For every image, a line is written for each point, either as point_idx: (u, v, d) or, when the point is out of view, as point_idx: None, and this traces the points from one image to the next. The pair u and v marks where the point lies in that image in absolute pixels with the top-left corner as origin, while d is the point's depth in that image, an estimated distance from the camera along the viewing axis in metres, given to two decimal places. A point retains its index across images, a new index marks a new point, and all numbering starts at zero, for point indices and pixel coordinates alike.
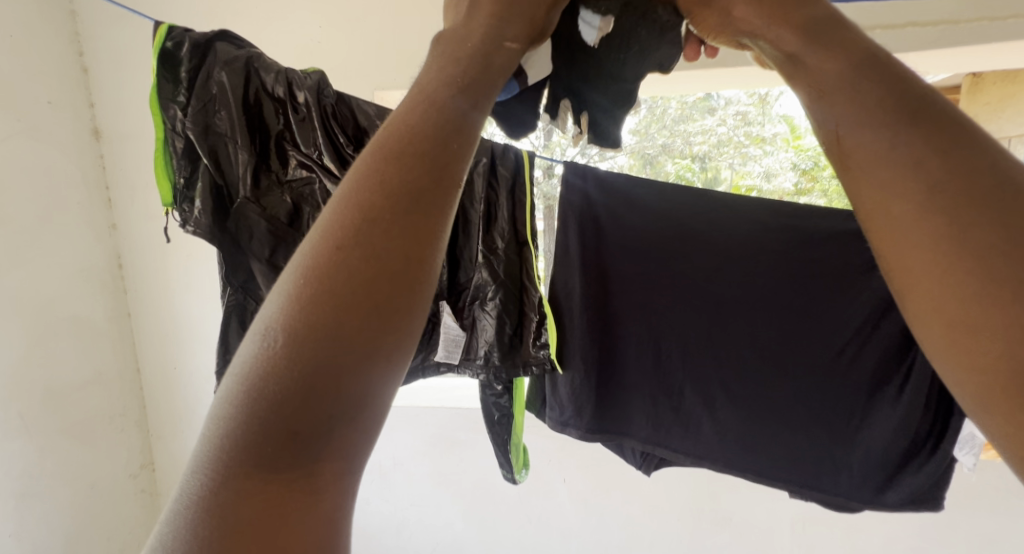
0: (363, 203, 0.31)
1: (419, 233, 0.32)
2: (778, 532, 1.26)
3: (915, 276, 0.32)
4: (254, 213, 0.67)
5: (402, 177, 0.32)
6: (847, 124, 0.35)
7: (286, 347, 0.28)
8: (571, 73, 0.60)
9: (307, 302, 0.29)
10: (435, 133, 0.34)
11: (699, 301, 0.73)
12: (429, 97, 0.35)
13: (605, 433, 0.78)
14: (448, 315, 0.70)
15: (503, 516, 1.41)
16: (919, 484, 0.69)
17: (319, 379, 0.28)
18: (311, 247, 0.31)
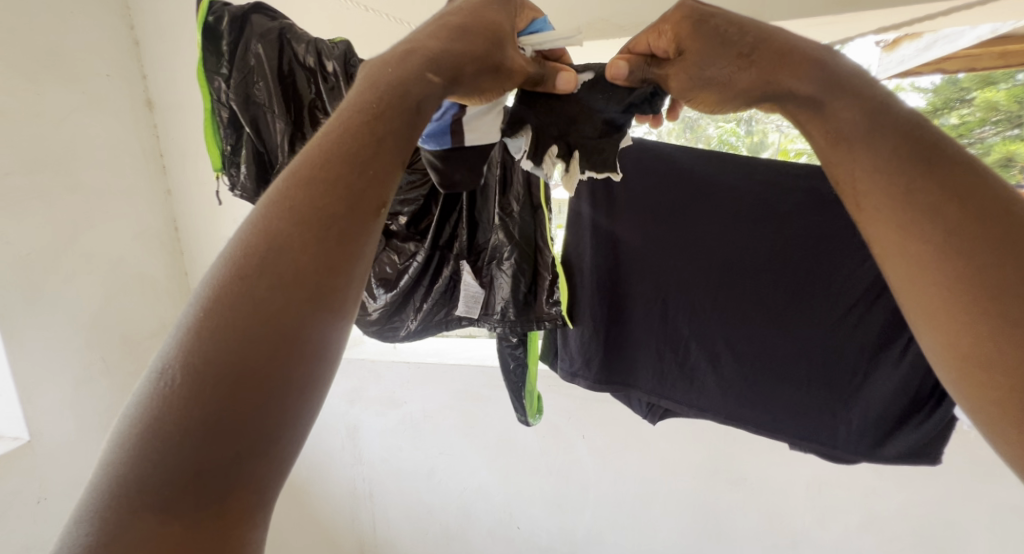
0: (253, 265, 0.39)
1: (306, 288, 0.39)
2: (791, 492, 1.30)
3: (922, 286, 0.44)
4: None
5: (291, 242, 0.40)
6: (863, 176, 0.47)
7: (180, 391, 0.36)
8: (552, 121, 0.65)
9: (205, 361, 0.37)
10: (326, 195, 0.41)
11: (707, 262, 0.77)
12: (316, 162, 0.42)
13: (613, 384, 0.84)
14: (467, 273, 0.76)
15: (525, 467, 1.50)
16: (918, 440, 0.71)
17: (217, 426, 0.36)
18: (211, 302, 0.38)
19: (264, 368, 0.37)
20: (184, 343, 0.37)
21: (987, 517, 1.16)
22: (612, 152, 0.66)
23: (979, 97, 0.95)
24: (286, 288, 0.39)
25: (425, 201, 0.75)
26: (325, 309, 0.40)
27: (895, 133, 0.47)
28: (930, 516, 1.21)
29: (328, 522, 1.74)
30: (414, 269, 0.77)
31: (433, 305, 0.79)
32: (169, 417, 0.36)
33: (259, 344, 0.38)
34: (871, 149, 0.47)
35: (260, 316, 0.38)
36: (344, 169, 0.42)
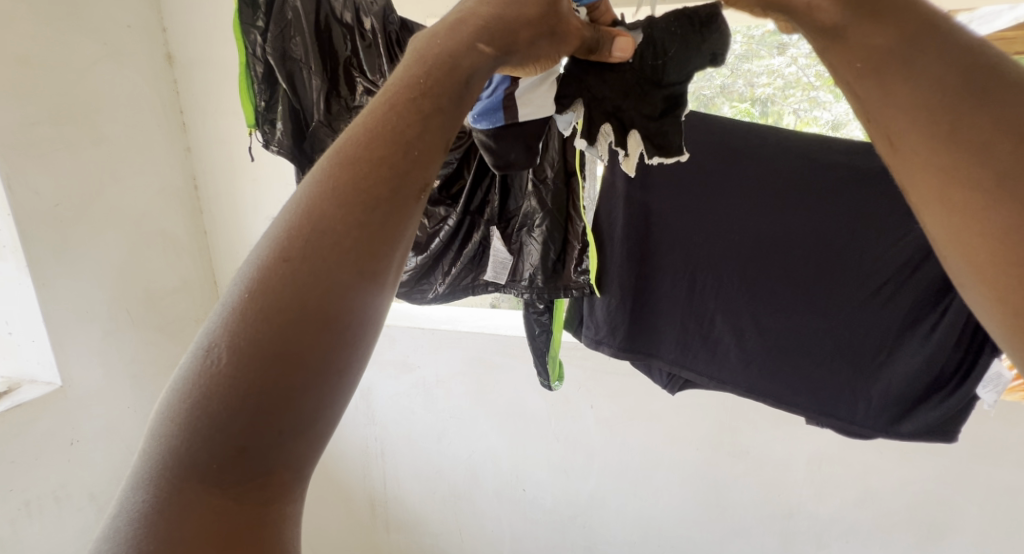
0: (302, 236, 0.37)
1: (357, 262, 0.37)
2: (794, 468, 1.33)
3: (973, 248, 0.36)
4: (327, 137, 0.73)
5: (343, 211, 0.37)
6: (897, 113, 0.40)
7: (224, 372, 0.34)
8: (607, 97, 0.64)
9: (247, 345, 0.34)
10: (378, 164, 0.39)
11: (739, 239, 0.77)
12: (371, 129, 0.40)
13: (636, 353, 0.85)
14: (497, 239, 0.78)
15: (535, 433, 1.54)
16: (939, 417, 0.72)
17: (262, 412, 0.34)
18: (256, 275, 0.36)
19: (310, 353, 0.35)
20: (226, 324, 0.35)
21: (982, 497, 1.20)
22: (676, 133, 0.65)
23: None
24: (333, 267, 0.36)
25: (459, 164, 0.75)
26: (371, 291, 0.37)
27: (942, 58, 0.39)
28: (929, 493, 1.24)
29: (341, 479, 1.80)
30: (444, 234, 0.78)
31: (460, 269, 0.80)
32: (211, 403, 0.34)
33: (305, 327, 0.35)
34: (908, 75, 0.40)
35: (306, 297, 0.35)
36: (395, 145, 0.40)
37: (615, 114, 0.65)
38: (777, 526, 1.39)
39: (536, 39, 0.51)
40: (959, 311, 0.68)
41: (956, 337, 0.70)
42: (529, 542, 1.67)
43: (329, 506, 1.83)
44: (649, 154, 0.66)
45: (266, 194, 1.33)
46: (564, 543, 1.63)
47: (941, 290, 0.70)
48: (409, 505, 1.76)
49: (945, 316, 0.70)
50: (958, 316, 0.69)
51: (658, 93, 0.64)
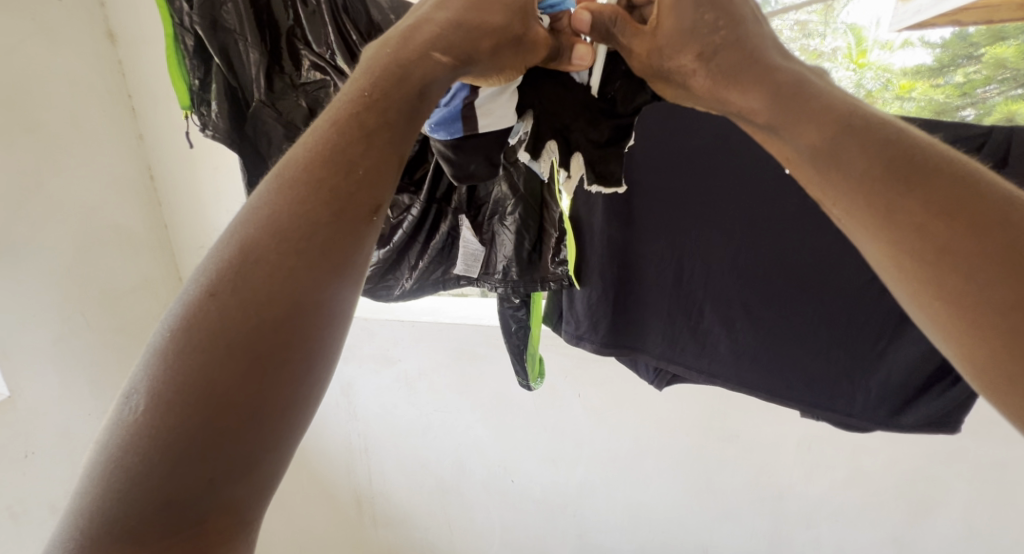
0: (238, 267, 0.37)
1: (293, 290, 0.37)
2: (785, 451, 1.30)
3: (933, 306, 0.39)
4: (270, 118, 0.66)
5: (279, 240, 0.38)
6: (841, 200, 0.44)
7: (157, 411, 0.34)
8: (557, 114, 0.62)
9: (199, 363, 0.35)
10: (316, 190, 0.39)
11: (728, 223, 0.71)
12: (310, 155, 0.41)
13: (620, 348, 0.79)
14: (466, 229, 0.71)
15: (522, 424, 1.49)
16: (942, 408, 0.68)
17: (211, 432, 0.34)
18: (191, 310, 0.36)
19: (265, 369, 0.35)
20: (175, 345, 0.35)
21: (972, 473, 1.18)
22: (618, 162, 0.63)
23: (986, 53, 0.88)
24: (285, 283, 0.37)
25: (421, 146, 0.68)
26: (324, 306, 0.38)
27: (865, 149, 0.44)
28: (920, 472, 1.22)
29: (324, 477, 1.74)
30: (408, 224, 0.70)
31: (428, 263, 0.74)
32: (158, 425, 0.34)
33: (256, 344, 0.36)
34: (840, 161, 0.44)
35: (257, 313, 0.36)
36: (343, 162, 0.40)
37: (562, 133, 0.62)
38: (768, 510, 1.37)
39: (499, 47, 0.50)
40: None
41: None
42: (520, 534, 1.63)
43: (314, 505, 1.78)
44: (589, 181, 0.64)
45: (228, 182, 1.25)
46: (555, 534, 1.60)
47: None
48: (395, 500, 1.71)
49: None
50: None
51: (607, 122, 0.63)
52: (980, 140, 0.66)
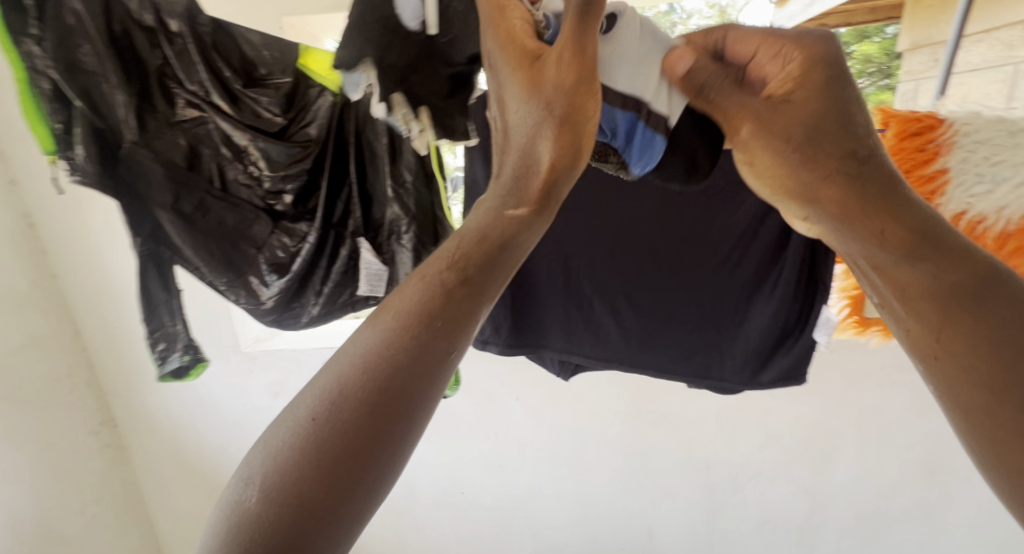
0: (354, 377, 0.35)
1: (400, 404, 0.35)
2: (706, 423, 1.42)
3: (938, 340, 0.36)
4: (146, 158, 0.67)
5: (398, 352, 0.36)
6: (856, 246, 0.44)
7: (256, 509, 0.31)
8: (394, 61, 0.59)
9: (333, 434, 0.33)
10: (431, 304, 0.38)
11: (605, 222, 0.79)
12: (424, 273, 0.40)
13: (525, 346, 0.85)
14: (368, 251, 0.77)
15: (464, 435, 1.53)
16: (788, 363, 0.80)
17: (293, 539, 0.30)
18: (302, 413, 0.34)
19: (366, 459, 0.33)
20: (320, 410, 0.34)
21: (860, 420, 1.35)
22: (460, 117, 0.64)
23: (857, 50, 1.15)
24: (415, 378, 0.36)
25: (311, 176, 0.75)
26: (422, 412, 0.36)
27: (863, 188, 0.44)
28: (818, 425, 1.37)
29: None
30: (306, 252, 0.77)
31: (334, 287, 0.80)
32: (274, 491, 0.31)
33: (380, 431, 0.34)
34: (848, 203, 0.45)
35: (385, 400, 0.35)
36: (475, 266, 0.41)
37: (406, 85, 0.60)
38: (698, 480, 1.48)
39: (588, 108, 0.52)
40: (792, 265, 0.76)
41: (793, 289, 0.78)
42: (475, 543, 1.66)
43: None
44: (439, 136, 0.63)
45: None
46: (508, 537, 1.63)
47: (777, 249, 0.78)
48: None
49: (783, 272, 0.78)
50: (793, 270, 0.77)
51: (444, 71, 0.62)
52: None
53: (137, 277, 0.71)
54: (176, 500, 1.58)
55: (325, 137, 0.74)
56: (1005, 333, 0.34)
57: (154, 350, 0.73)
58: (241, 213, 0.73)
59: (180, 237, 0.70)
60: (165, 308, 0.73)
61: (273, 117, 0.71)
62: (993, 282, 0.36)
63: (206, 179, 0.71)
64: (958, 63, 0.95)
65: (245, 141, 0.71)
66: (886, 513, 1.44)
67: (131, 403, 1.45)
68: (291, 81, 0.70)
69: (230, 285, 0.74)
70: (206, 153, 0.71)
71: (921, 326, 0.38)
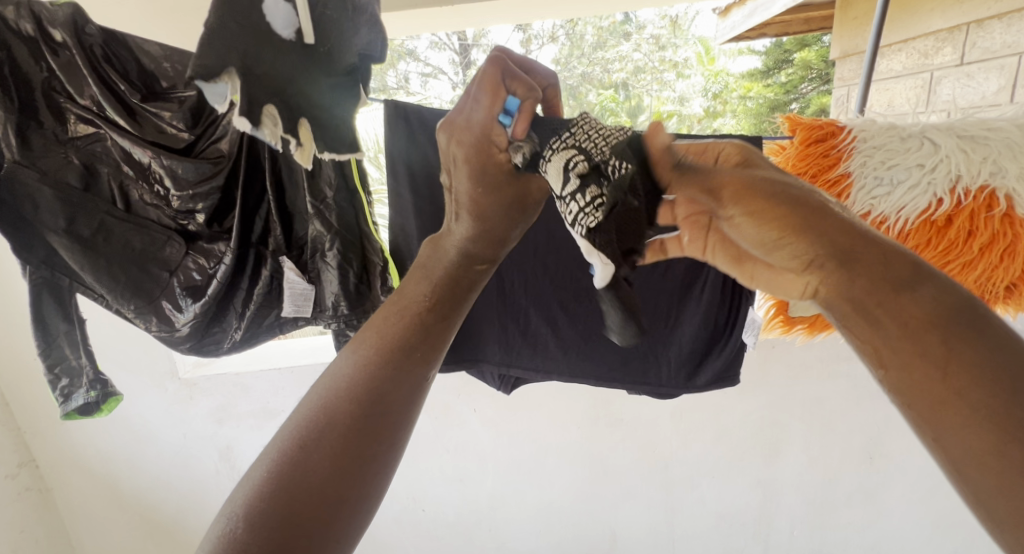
0: (337, 408, 0.44)
1: (376, 431, 0.44)
2: (660, 424, 1.44)
3: (912, 377, 0.38)
4: (32, 179, 0.65)
5: (372, 380, 0.46)
6: (814, 281, 0.45)
7: (250, 520, 0.38)
8: (267, 76, 0.61)
9: (329, 440, 0.43)
10: (405, 346, 0.49)
11: (536, 233, 0.80)
12: (403, 311, 0.51)
13: (459, 362, 0.82)
14: (290, 270, 0.75)
15: (422, 451, 1.49)
16: (721, 365, 0.82)
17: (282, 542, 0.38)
18: (289, 439, 0.43)
19: (358, 465, 0.43)
20: (313, 424, 0.43)
21: (805, 411, 1.40)
22: (344, 129, 0.69)
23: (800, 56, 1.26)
24: (392, 403, 0.46)
25: (224, 194, 0.73)
26: (403, 421, 0.46)
27: (819, 228, 0.45)
28: (766, 419, 1.41)
29: None
30: (222, 274, 0.74)
31: (257, 308, 0.77)
32: (263, 505, 0.39)
33: (367, 442, 0.44)
34: (807, 242, 0.45)
35: (368, 418, 0.45)
36: (440, 306, 0.52)
37: (279, 97, 0.63)
38: (657, 480, 1.49)
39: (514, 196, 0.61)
40: (717, 269, 0.78)
41: (718, 293, 0.80)
42: None
43: None
44: (321, 151, 0.67)
45: None
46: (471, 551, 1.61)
47: (704, 253, 0.80)
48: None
49: (709, 277, 0.80)
50: (717, 274, 0.79)
51: (322, 83, 0.67)
52: None
53: (30, 302, 0.70)
54: (114, 540, 1.48)
55: (237, 151, 0.71)
56: (987, 374, 0.36)
57: (56, 387, 0.73)
58: (148, 234, 0.71)
59: (77, 262, 0.68)
60: (66, 339, 0.73)
61: (178, 131, 0.69)
62: (965, 318, 0.38)
63: (105, 200, 0.69)
64: (884, 69, 1.04)
65: (147, 158, 0.68)
66: (833, 499, 1.49)
67: (55, 441, 1.35)
68: (197, 94, 0.68)
69: (138, 312, 0.73)
70: (104, 171, 0.69)
71: (914, 380, 0.38)
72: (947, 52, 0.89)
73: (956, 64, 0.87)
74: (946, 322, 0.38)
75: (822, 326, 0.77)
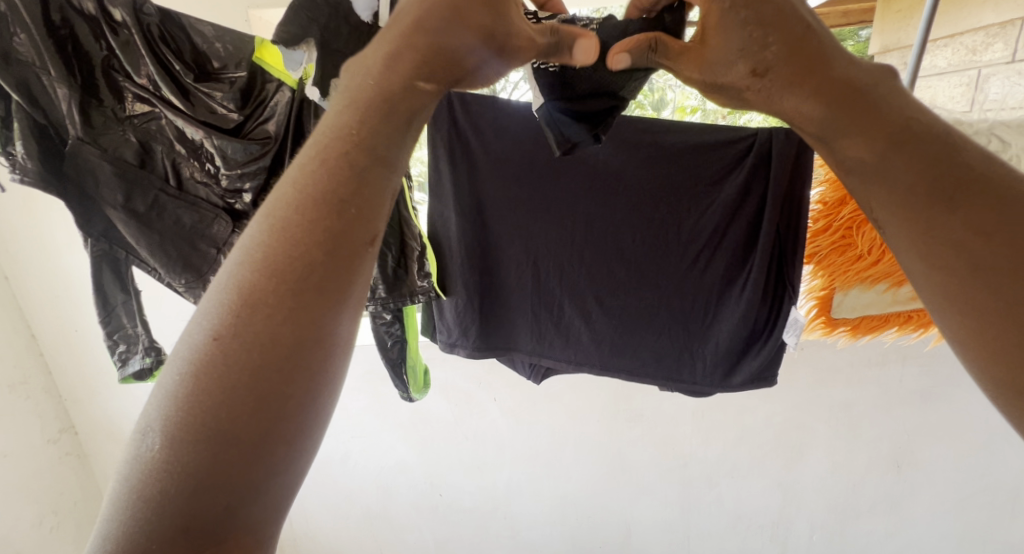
0: (247, 292, 0.37)
1: (302, 314, 0.38)
2: (681, 421, 1.43)
3: (965, 313, 0.41)
4: (93, 154, 0.67)
5: (285, 256, 0.38)
6: (884, 204, 0.44)
7: (172, 436, 0.35)
8: (339, 51, 0.64)
9: (186, 449, 0.35)
10: (321, 212, 0.39)
11: (574, 223, 0.80)
12: (317, 167, 0.40)
13: (494, 349, 0.86)
14: None
15: (442, 437, 1.51)
16: (759, 364, 0.80)
17: (216, 449, 0.35)
18: (201, 336, 0.37)
19: (228, 476, 0.36)
20: (165, 429, 0.36)
21: (830, 415, 1.37)
22: None
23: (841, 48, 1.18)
24: (257, 388, 0.36)
25: (270, 173, 0.73)
26: (326, 295, 0.39)
27: (909, 155, 0.43)
28: (791, 422, 1.39)
29: None
30: None
31: None
32: (182, 417, 0.35)
33: (232, 446, 0.36)
34: (891, 173, 0.44)
35: (228, 413, 0.36)
36: (365, 150, 0.41)
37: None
38: (676, 477, 1.48)
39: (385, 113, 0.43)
40: (760, 266, 0.77)
41: (762, 290, 0.78)
42: (454, 544, 1.64)
43: None
44: None
45: None
46: (487, 539, 1.62)
47: (746, 250, 0.79)
48: (327, 532, 1.67)
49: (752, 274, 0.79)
50: (761, 271, 0.77)
51: None
52: (748, 142, 0.75)
53: (94, 271, 0.73)
54: None
55: (285, 133, 0.73)
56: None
57: (115, 352, 0.76)
58: (198, 212, 0.73)
59: (133, 236, 0.71)
60: (124, 310, 0.76)
61: (228, 112, 0.71)
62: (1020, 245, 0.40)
63: (159, 177, 0.71)
64: (925, 66, 0.95)
65: (200, 137, 0.70)
66: (855, 505, 1.46)
67: (92, 410, 1.40)
68: (246, 75, 0.70)
69: (188, 287, 0.75)
70: (158, 149, 0.71)
71: (962, 305, 0.41)
72: (997, 48, 0.82)
73: (1007, 61, 0.81)
74: (996, 237, 0.41)
75: (867, 328, 0.83)
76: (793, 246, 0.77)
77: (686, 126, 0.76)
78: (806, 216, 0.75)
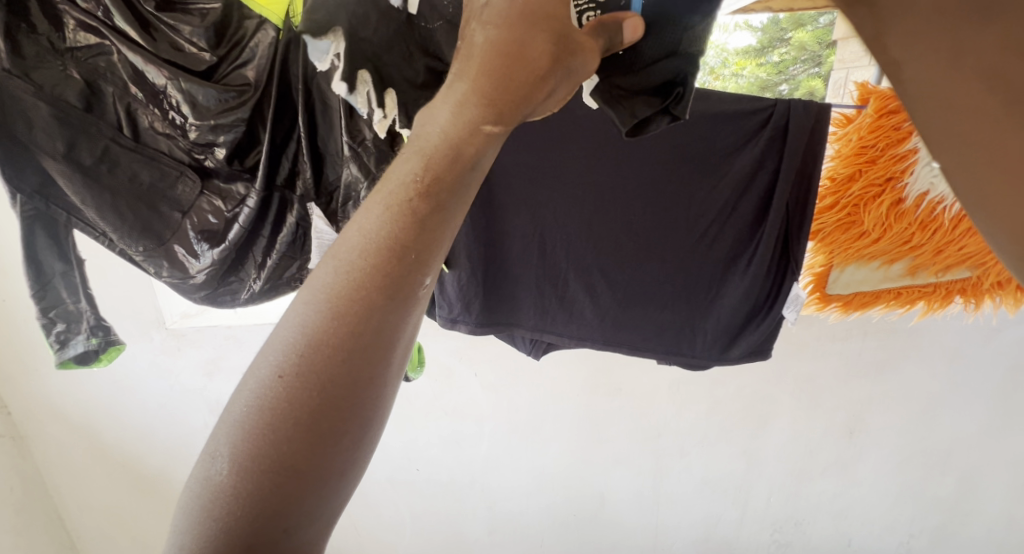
0: (310, 328, 0.30)
1: (369, 357, 0.30)
2: (660, 395, 1.43)
3: None
4: (27, 94, 0.59)
5: (351, 291, 0.31)
6: None
7: (227, 485, 0.28)
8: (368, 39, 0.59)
9: (239, 497, 0.27)
10: (393, 244, 0.32)
11: (580, 192, 0.75)
12: (387, 198, 0.33)
13: (495, 324, 0.82)
14: (318, 218, 0.70)
15: (418, 411, 1.47)
16: (758, 339, 0.79)
17: (271, 503, 0.27)
18: (261, 373, 0.30)
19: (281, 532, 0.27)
20: (218, 477, 0.28)
21: (804, 387, 1.40)
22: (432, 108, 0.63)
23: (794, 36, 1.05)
24: (317, 435, 0.29)
25: (248, 127, 0.66)
26: (397, 337, 0.32)
27: None
28: (767, 393, 1.41)
29: None
30: (244, 217, 0.69)
31: (279, 259, 0.73)
32: (239, 463, 0.28)
33: (289, 494, 0.28)
34: None
35: (286, 457, 0.28)
36: (442, 185, 0.34)
37: (376, 63, 0.60)
38: (650, 447, 1.49)
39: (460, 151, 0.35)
40: (767, 242, 0.75)
41: (767, 267, 0.76)
42: (428, 517, 1.62)
43: None
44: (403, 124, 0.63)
45: None
46: (461, 510, 1.61)
47: (754, 225, 0.76)
48: None
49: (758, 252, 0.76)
50: (767, 248, 0.75)
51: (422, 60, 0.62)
52: (766, 113, 0.72)
53: (24, 235, 0.65)
54: (93, 492, 1.44)
55: (266, 81, 0.64)
56: None
57: (52, 332, 0.68)
58: (158, 168, 0.66)
59: (77, 192, 0.63)
60: (63, 281, 0.68)
61: (198, 51, 0.62)
62: None
63: (110, 125, 0.63)
64: None
65: (161, 79, 0.62)
66: (811, 468, 1.51)
67: (27, 389, 1.29)
68: (221, 8, 0.61)
69: (147, 255, 0.69)
70: (108, 91, 0.62)
71: None
72: None
73: None
74: None
75: (857, 305, 0.83)
76: (799, 222, 0.75)
77: (704, 94, 0.72)
78: (811, 194, 0.74)
